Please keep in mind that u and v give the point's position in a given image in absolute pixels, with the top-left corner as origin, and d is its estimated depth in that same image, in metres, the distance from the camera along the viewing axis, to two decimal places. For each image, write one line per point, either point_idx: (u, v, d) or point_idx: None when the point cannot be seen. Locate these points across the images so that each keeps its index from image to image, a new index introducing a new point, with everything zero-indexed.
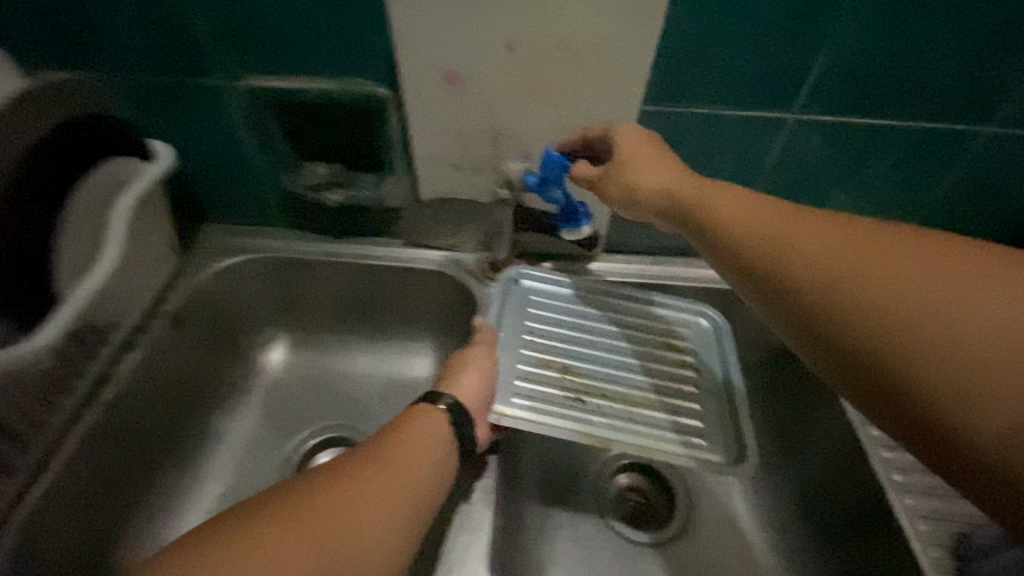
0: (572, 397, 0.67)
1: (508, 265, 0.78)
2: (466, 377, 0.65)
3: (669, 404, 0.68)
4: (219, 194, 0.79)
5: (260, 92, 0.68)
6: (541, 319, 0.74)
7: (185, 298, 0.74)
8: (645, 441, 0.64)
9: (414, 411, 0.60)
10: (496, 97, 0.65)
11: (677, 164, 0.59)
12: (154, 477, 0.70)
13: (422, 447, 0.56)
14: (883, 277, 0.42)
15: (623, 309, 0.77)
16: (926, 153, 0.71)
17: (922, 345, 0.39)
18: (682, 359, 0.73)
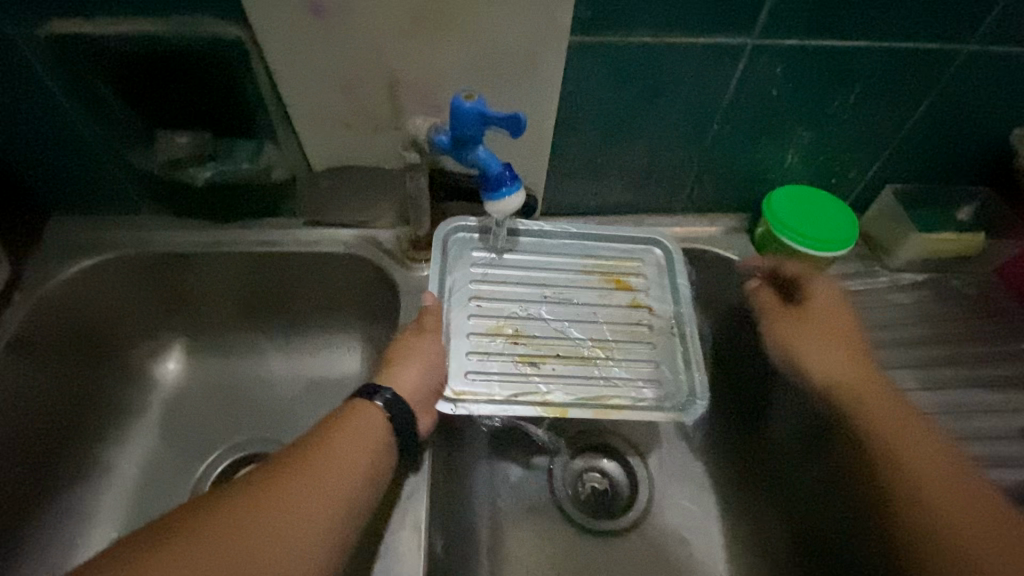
0: (524, 365, 0.57)
1: (443, 221, 0.64)
2: (405, 373, 0.51)
3: (626, 354, 0.59)
4: (58, 181, 0.62)
5: (66, 42, 0.50)
6: (484, 275, 0.62)
7: (32, 315, 0.61)
8: (602, 403, 0.55)
9: (348, 404, 0.48)
10: (378, 32, 0.49)
11: (814, 324, 0.62)
12: (26, 535, 0.58)
13: (348, 449, 0.44)
14: (903, 444, 0.53)
15: (570, 247, 0.66)
16: (922, 77, 0.58)
17: (923, 492, 0.50)
18: (634, 298, 0.63)
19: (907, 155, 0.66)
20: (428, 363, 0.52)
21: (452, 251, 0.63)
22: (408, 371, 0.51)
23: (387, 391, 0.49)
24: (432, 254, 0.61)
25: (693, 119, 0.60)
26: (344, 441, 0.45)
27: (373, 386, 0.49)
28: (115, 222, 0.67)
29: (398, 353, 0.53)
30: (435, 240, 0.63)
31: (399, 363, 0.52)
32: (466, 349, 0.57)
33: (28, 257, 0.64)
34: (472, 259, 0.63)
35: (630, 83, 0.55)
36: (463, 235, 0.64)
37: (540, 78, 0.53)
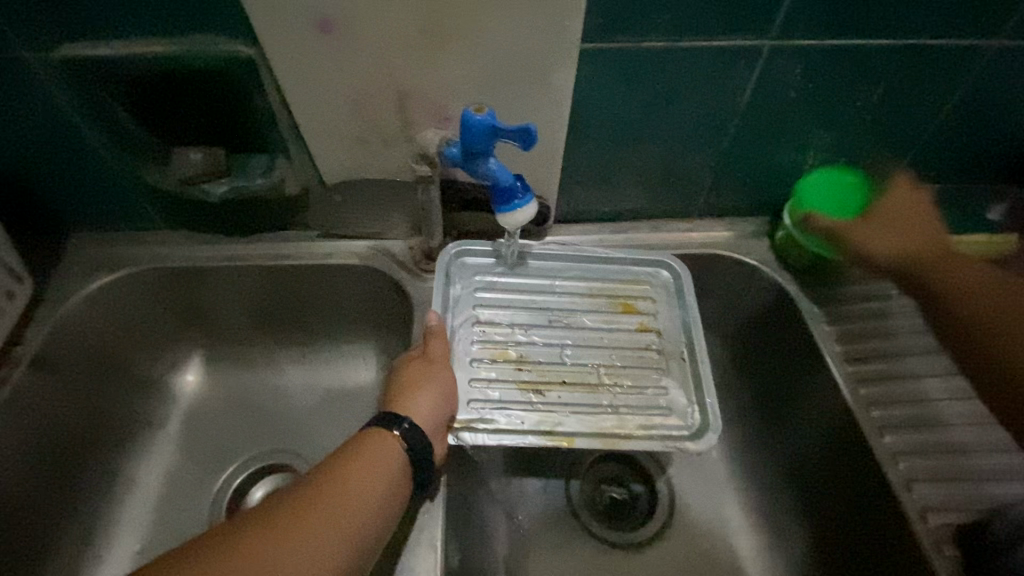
0: (529, 394, 0.56)
1: (443, 246, 0.63)
2: (418, 400, 0.50)
3: (635, 380, 0.57)
4: (75, 198, 0.63)
5: (80, 65, 0.51)
6: (488, 297, 0.61)
7: (54, 333, 0.62)
8: (611, 433, 0.53)
9: (369, 434, 0.48)
10: (386, 47, 0.49)
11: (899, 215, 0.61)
12: (51, 549, 0.59)
13: (369, 481, 0.44)
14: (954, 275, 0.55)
15: (575, 270, 0.65)
16: (946, 76, 0.56)
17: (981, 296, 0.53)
18: (642, 323, 0.61)
19: (933, 155, 0.63)
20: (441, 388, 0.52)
21: (455, 275, 0.63)
22: (422, 398, 0.50)
23: (401, 421, 0.48)
24: (435, 278, 0.61)
25: (708, 124, 0.58)
26: (364, 472, 0.44)
27: (388, 415, 0.49)
28: (133, 236, 0.68)
29: (406, 381, 0.52)
30: (438, 265, 0.62)
31: (410, 390, 0.51)
32: (471, 376, 0.56)
33: (50, 276, 0.65)
34: (476, 284, 0.62)
35: (642, 89, 0.54)
36: (467, 258, 0.64)
37: (550, 88, 0.52)
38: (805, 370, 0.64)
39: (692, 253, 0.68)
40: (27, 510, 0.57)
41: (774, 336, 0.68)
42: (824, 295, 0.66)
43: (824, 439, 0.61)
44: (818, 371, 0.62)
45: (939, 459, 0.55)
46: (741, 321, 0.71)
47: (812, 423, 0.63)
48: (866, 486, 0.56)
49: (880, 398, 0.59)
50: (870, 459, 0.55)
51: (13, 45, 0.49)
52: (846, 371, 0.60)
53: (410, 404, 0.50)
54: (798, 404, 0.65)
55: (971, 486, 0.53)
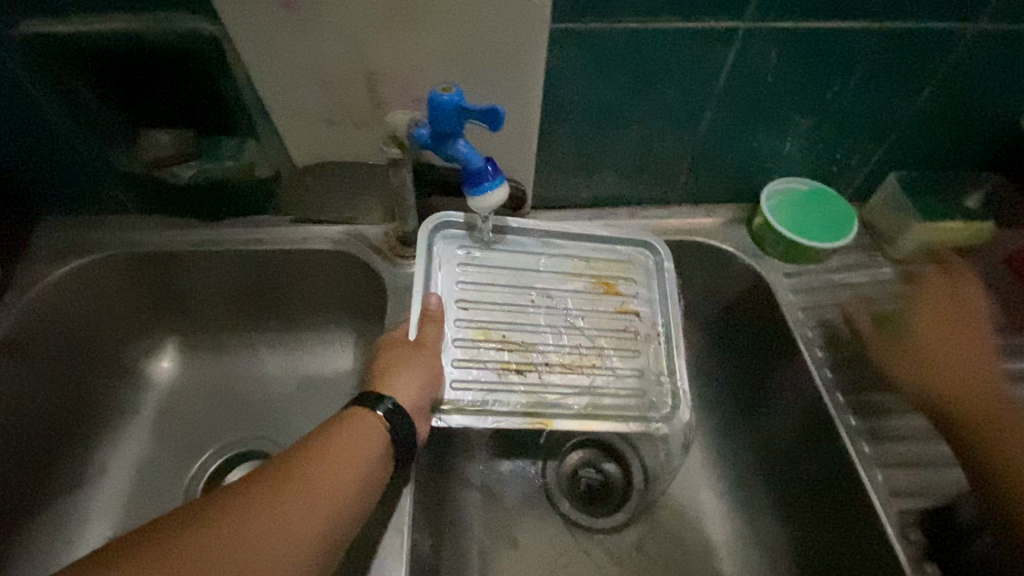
0: (510, 374, 0.56)
1: (425, 218, 0.62)
2: (402, 381, 0.50)
3: (615, 363, 0.58)
4: (43, 181, 0.62)
5: (39, 42, 0.50)
6: (470, 278, 0.60)
7: (22, 319, 0.61)
8: (587, 418, 0.55)
9: (352, 414, 0.47)
10: (353, 26, 0.48)
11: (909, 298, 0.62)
12: (22, 534, 0.59)
13: (348, 462, 0.44)
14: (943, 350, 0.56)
15: (557, 249, 0.64)
16: (924, 60, 0.55)
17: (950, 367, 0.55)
18: (622, 305, 0.61)
19: (911, 141, 0.63)
20: (427, 370, 0.51)
21: (435, 254, 0.61)
22: (407, 378, 0.50)
23: (388, 402, 0.47)
24: (417, 259, 0.59)
25: (685, 108, 0.58)
26: (343, 453, 0.44)
27: (375, 394, 0.48)
28: (103, 221, 0.67)
29: (393, 359, 0.51)
30: (420, 237, 0.60)
31: (396, 369, 0.50)
32: (453, 356, 0.56)
33: (18, 259, 0.64)
34: (457, 259, 0.61)
35: (616, 70, 0.53)
36: (448, 231, 0.62)
37: (522, 68, 0.52)
38: (779, 357, 0.64)
39: (670, 240, 0.68)
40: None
41: (751, 324, 0.67)
42: (801, 282, 0.65)
43: (798, 427, 0.61)
44: (793, 358, 0.62)
45: (909, 445, 0.55)
46: (719, 308, 0.71)
47: (786, 410, 0.63)
48: (837, 472, 0.56)
49: (852, 384, 0.59)
50: (841, 447, 0.55)
51: None
52: (821, 358, 0.60)
53: (380, 387, 0.50)
54: (772, 390, 0.65)
55: (938, 472, 0.54)
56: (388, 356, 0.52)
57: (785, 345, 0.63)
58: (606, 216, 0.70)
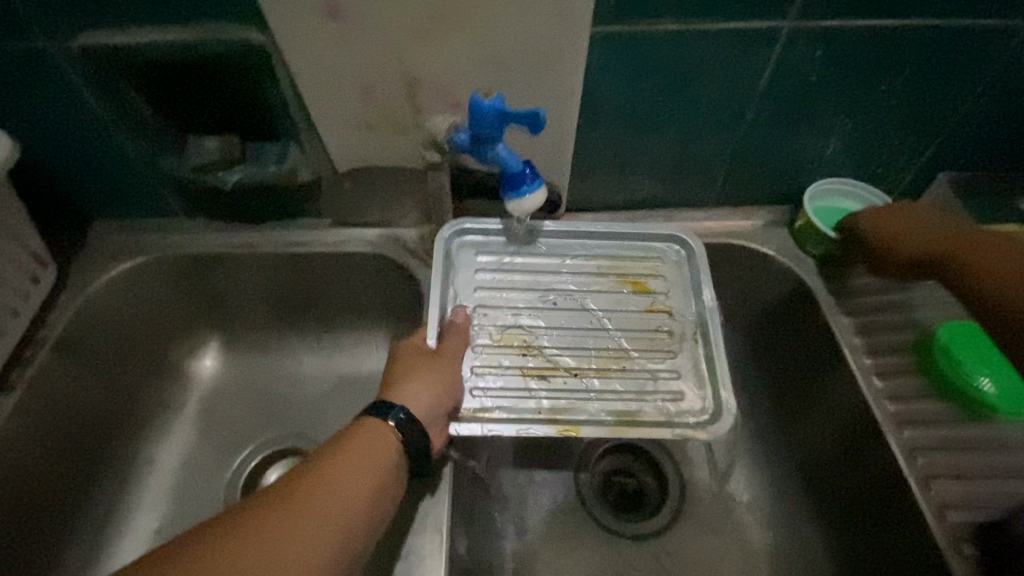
0: (532, 380, 0.55)
1: (445, 223, 0.62)
2: (416, 389, 0.50)
3: (645, 362, 0.57)
4: (96, 187, 0.65)
5: (96, 53, 0.52)
6: (491, 281, 0.61)
7: (76, 317, 0.63)
8: (619, 419, 0.53)
9: (370, 425, 0.47)
10: (395, 32, 0.49)
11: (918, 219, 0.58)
12: (75, 526, 0.61)
13: (365, 469, 0.44)
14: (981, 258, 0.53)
15: (583, 250, 0.64)
16: (977, 57, 0.53)
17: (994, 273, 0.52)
18: (652, 304, 0.61)
19: (961, 141, 0.61)
20: (444, 377, 0.51)
21: (457, 257, 0.62)
22: (420, 386, 0.50)
23: (400, 411, 0.47)
24: (434, 261, 0.59)
25: (724, 110, 0.57)
26: (358, 458, 0.44)
27: (387, 404, 0.48)
28: (151, 223, 0.69)
29: (408, 366, 0.51)
30: (439, 244, 0.61)
31: (411, 376, 0.51)
32: (472, 363, 0.56)
33: (71, 261, 0.66)
34: (477, 265, 0.62)
35: (654, 72, 0.53)
36: (470, 237, 0.63)
37: (561, 72, 0.52)
38: (820, 362, 0.62)
39: (705, 242, 0.67)
40: (51, 489, 0.59)
41: (791, 328, 0.66)
42: (843, 286, 0.64)
43: (841, 434, 0.59)
44: (836, 364, 0.60)
45: (960, 455, 0.53)
46: (756, 312, 0.69)
47: (827, 416, 0.61)
48: (883, 481, 0.54)
49: (898, 391, 0.57)
50: (888, 455, 0.54)
51: (33, 34, 0.50)
52: (864, 364, 0.59)
53: (399, 392, 0.50)
54: (813, 396, 0.63)
55: (992, 483, 0.52)
56: (407, 361, 0.52)
57: (827, 350, 0.61)
58: (640, 218, 0.69)
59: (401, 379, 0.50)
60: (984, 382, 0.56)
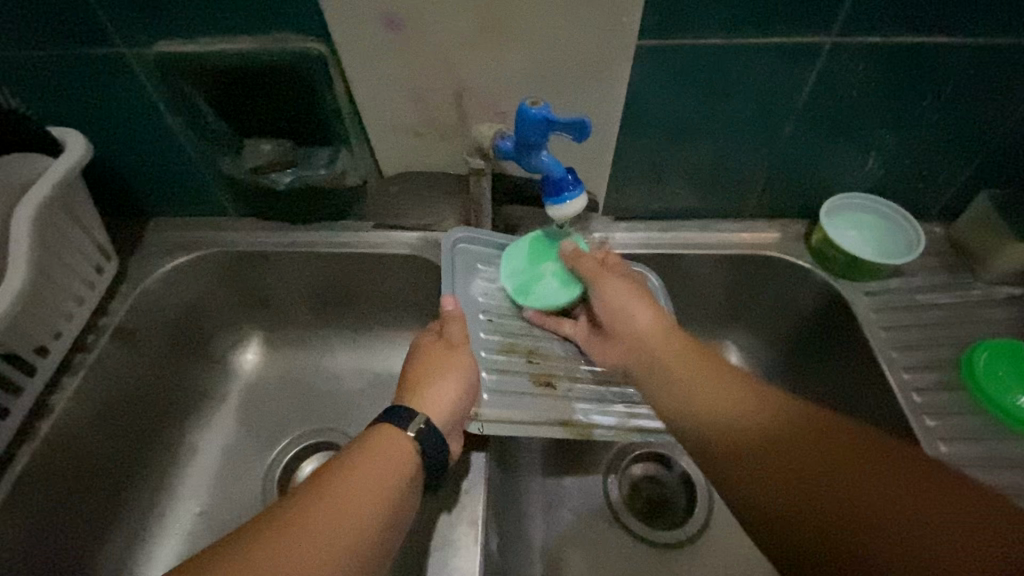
0: (541, 385, 0.57)
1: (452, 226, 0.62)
2: (437, 388, 0.51)
3: None
4: (156, 185, 0.69)
5: (168, 60, 0.55)
6: (494, 291, 0.61)
7: (134, 307, 0.67)
8: (623, 422, 0.56)
9: (386, 435, 0.46)
10: (447, 44, 0.52)
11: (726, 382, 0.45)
12: (123, 508, 0.64)
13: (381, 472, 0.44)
14: (823, 481, 0.37)
15: None
16: (1019, 75, 0.53)
17: (809, 504, 0.37)
18: None
19: (1008, 158, 0.60)
20: (460, 377, 0.52)
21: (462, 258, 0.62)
22: (441, 388, 0.51)
23: (420, 421, 0.47)
24: (447, 268, 0.60)
25: (762, 124, 0.58)
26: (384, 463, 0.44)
27: (406, 414, 0.48)
28: (205, 221, 0.73)
29: (427, 370, 0.52)
30: (446, 250, 0.61)
31: (429, 379, 0.51)
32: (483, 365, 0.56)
33: (132, 254, 0.70)
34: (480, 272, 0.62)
35: (696, 86, 0.54)
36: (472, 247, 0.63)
37: (605, 84, 0.53)
38: (854, 374, 0.62)
39: (742, 254, 0.67)
40: (102, 471, 0.62)
41: (828, 342, 0.66)
42: (882, 300, 0.63)
43: None
44: (872, 378, 0.60)
45: (1003, 473, 0.52)
46: (792, 323, 0.69)
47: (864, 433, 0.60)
48: None
49: (937, 407, 0.56)
50: None
51: (115, 42, 0.54)
52: (904, 379, 0.58)
53: (419, 391, 0.50)
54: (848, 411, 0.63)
55: None
56: (426, 362, 0.53)
57: (860, 364, 0.61)
58: (675, 227, 0.70)
59: (421, 384, 0.51)
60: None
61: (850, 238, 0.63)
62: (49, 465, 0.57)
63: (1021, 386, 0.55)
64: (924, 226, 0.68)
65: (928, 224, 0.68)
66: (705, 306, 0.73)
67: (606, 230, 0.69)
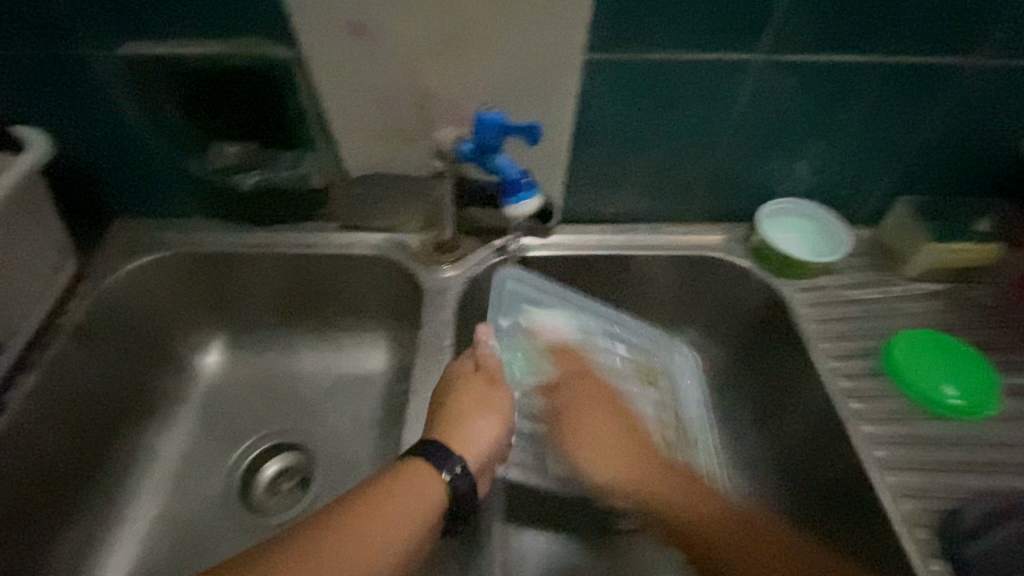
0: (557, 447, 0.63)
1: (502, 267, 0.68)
2: (477, 430, 0.53)
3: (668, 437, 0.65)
4: (118, 185, 0.69)
5: (135, 61, 0.57)
6: (536, 336, 0.66)
7: (94, 305, 0.67)
8: None
9: (417, 475, 0.49)
10: (408, 51, 0.55)
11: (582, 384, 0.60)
12: (78, 509, 0.63)
13: (404, 514, 0.46)
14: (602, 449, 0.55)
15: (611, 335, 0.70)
16: (921, 93, 0.60)
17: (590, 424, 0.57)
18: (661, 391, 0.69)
19: (921, 168, 0.67)
20: (499, 421, 0.55)
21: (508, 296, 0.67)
22: (479, 430, 0.53)
23: (456, 467, 0.50)
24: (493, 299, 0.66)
25: (703, 133, 0.63)
26: (407, 504, 0.47)
27: (444, 455, 0.50)
28: (167, 222, 0.73)
29: (468, 409, 0.54)
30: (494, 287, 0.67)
31: (468, 420, 0.53)
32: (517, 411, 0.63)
33: (92, 254, 0.70)
34: (523, 311, 0.67)
35: (641, 96, 0.59)
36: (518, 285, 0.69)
37: (557, 92, 0.57)
38: (791, 366, 0.67)
39: (690, 254, 0.71)
40: (56, 472, 0.61)
41: (770, 336, 0.70)
42: (816, 297, 0.68)
43: (811, 434, 0.63)
44: (806, 367, 0.64)
45: (919, 450, 0.57)
46: (735, 321, 0.74)
47: (800, 420, 0.65)
48: (846, 475, 0.58)
49: (863, 392, 0.61)
50: (852, 448, 0.57)
51: (82, 42, 0.56)
52: (834, 367, 0.63)
53: (454, 429, 0.53)
54: (786, 400, 0.67)
55: (949, 477, 0.55)
56: (459, 399, 0.55)
57: (794, 356, 0.66)
58: (627, 230, 0.74)
59: (459, 424, 0.53)
60: (942, 386, 0.60)
61: (786, 239, 0.68)
62: (2, 463, 0.56)
63: (941, 377, 0.61)
64: (853, 230, 0.74)
65: (857, 227, 0.74)
66: (658, 306, 0.76)
67: (563, 233, 0.73)
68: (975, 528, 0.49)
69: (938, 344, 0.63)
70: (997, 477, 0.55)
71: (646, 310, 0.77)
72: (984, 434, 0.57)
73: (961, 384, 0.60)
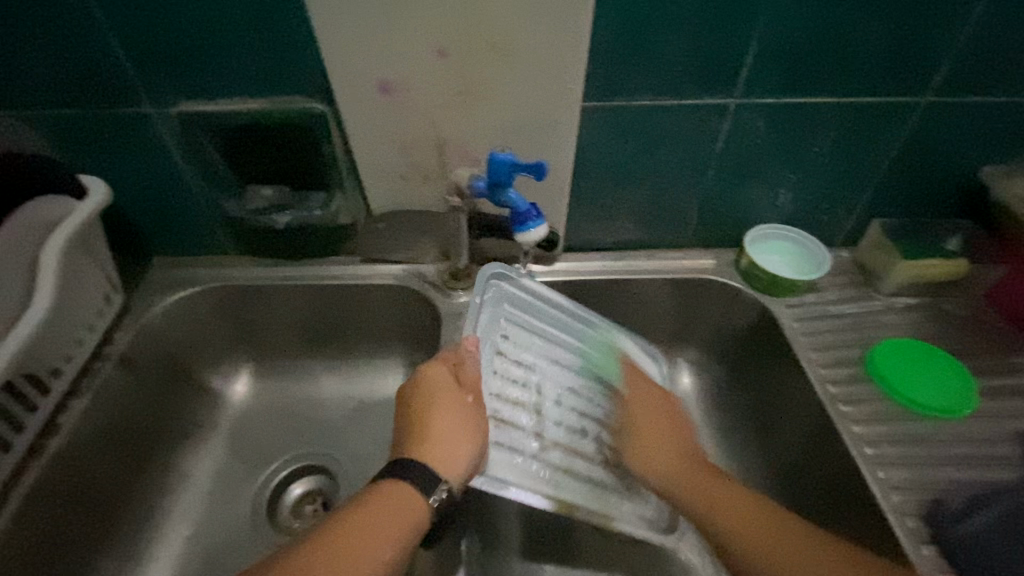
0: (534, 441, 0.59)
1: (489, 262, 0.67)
2: (449, 448, 0.53)
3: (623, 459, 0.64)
4: (161, 226, 0.76)
5: (190, 118, 0.65)
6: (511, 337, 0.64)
7: (137, 336, 0.72)
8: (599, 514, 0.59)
9: (401, 489, 0.52)
10: (429, 105, 0.63)
11: (669, 428, 0.63)
12: (116, 530, 0.67)
13: (395, 517, 0.50)
14: (712, 496, 0.57)
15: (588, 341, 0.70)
16: (880, 129, 0.67)
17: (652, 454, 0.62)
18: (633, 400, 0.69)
19: (889, 193, 0.74)
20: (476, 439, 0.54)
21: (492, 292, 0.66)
22: (456, 450, 0.53)
23: (441, 492, 0.52)
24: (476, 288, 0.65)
25: (690, 167, 0.70)
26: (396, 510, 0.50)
27: (431, 481, 0.52)
28: (203, 260, 0.80)
29: (448, 428, 0.54)
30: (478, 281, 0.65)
31: (446, 436, 0.53)
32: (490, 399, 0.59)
33: (135, 291, 0.76)
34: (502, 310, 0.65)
35: (633, 137, 0.67)
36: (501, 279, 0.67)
37: (559, 134, 0.65)
38: (782, 377, 0.72)
39: (684, 276, 0.78)
40: (99, 492, 0.65)
41: (761, 349, 0.76)
42: (802, 313, 0.74)
43: (806, 440, 0.68)
44: (799, 377, 0.69)
45: (903, 448, 0.62)
46: (728, 337, 0.80)
47: (796, 428, 0.69)
48: (837, 475, 0.63)
49: (850, 398, 0.66)
50: (842, 446, 0.62)
51: (143, 101, 0.64)
52: (822, 375, 0.68)
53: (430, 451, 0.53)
54: (781, 406, 0.72)
55: (930, 471, 0.60)
56: (432, 413, 0.55)
57: (785, 367, 0.71)
58: (624, 257, 0.80)
59: (437, 444, 0.53)
60: (920, 389, 0.66)
61: (771, 261, 0.75)
62: (54, 482, 0.61)
63: (922, 382, 0.66)
64: (833, 251, 0.80)
65: (836, 249, 0.81)
66: (657, 326, 0.82)
67: (567, 259, 0.80)
68: (953, 516, 0.55)
69: (914, 351, 0.69)
70: (973, 469, 0.60)
71: (646, 330, 0.83)
72: (961, 432, 0.63)
73: (940, 388, 0.66)
